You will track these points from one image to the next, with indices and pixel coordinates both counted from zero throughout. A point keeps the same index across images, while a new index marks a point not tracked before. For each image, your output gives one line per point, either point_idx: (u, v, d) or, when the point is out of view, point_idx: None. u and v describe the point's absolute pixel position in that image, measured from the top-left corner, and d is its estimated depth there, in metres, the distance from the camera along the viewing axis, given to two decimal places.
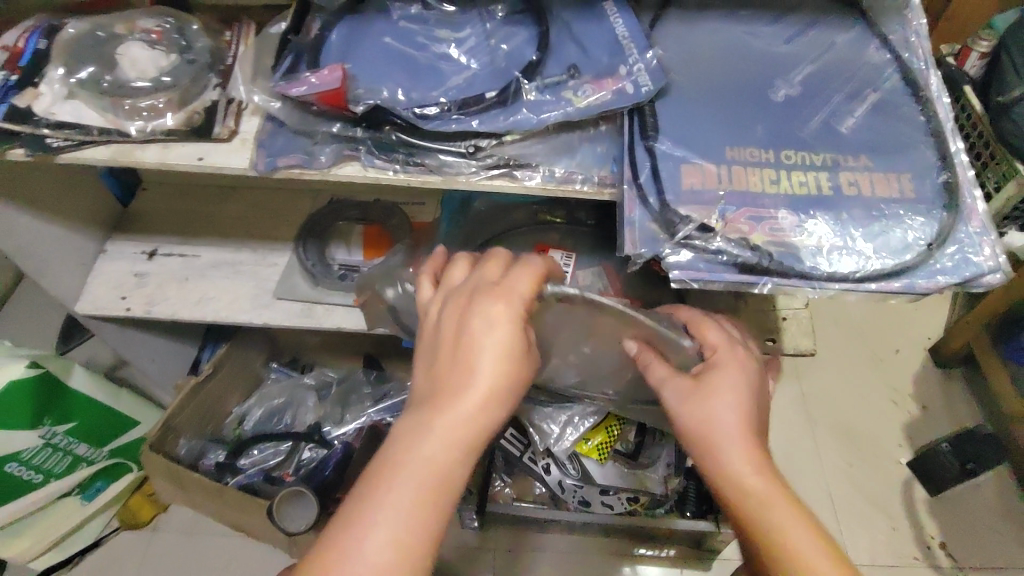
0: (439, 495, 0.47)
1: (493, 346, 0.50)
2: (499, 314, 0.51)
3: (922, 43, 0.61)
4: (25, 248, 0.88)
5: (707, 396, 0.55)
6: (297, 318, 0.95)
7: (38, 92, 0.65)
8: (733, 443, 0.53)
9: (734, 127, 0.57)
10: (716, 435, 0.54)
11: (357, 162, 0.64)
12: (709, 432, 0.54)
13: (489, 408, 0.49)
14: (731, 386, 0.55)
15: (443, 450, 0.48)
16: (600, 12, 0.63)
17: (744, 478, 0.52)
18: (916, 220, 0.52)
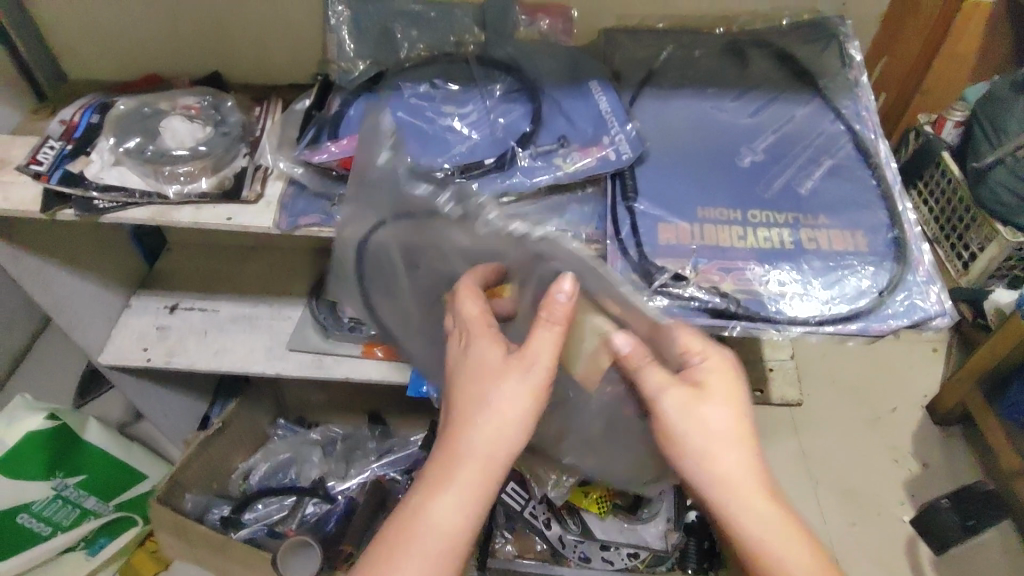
0: (450, 532, 0.53)
1: (470, 378, 0.57)
2: (472, 347, 0.59)
3: (871, 116, 0.69)
4: (62, 302, 0.96)
5: (713, 406, 0.57)
6: (307, 370, 1.01)
7: (90, 160, 0.74)
8: (736, 457, 0.55)
9: (705, 189, 0.64)
10: (721, 447, 0.55)
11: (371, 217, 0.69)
12: (713, 443, 0.55)
13: (487, 437, 0.55)
14: (731, 395, 0.57)
15: (446, 486, 0.53)
16: (585, 90, 0.72)
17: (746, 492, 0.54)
18: (868, 270, 0.58)
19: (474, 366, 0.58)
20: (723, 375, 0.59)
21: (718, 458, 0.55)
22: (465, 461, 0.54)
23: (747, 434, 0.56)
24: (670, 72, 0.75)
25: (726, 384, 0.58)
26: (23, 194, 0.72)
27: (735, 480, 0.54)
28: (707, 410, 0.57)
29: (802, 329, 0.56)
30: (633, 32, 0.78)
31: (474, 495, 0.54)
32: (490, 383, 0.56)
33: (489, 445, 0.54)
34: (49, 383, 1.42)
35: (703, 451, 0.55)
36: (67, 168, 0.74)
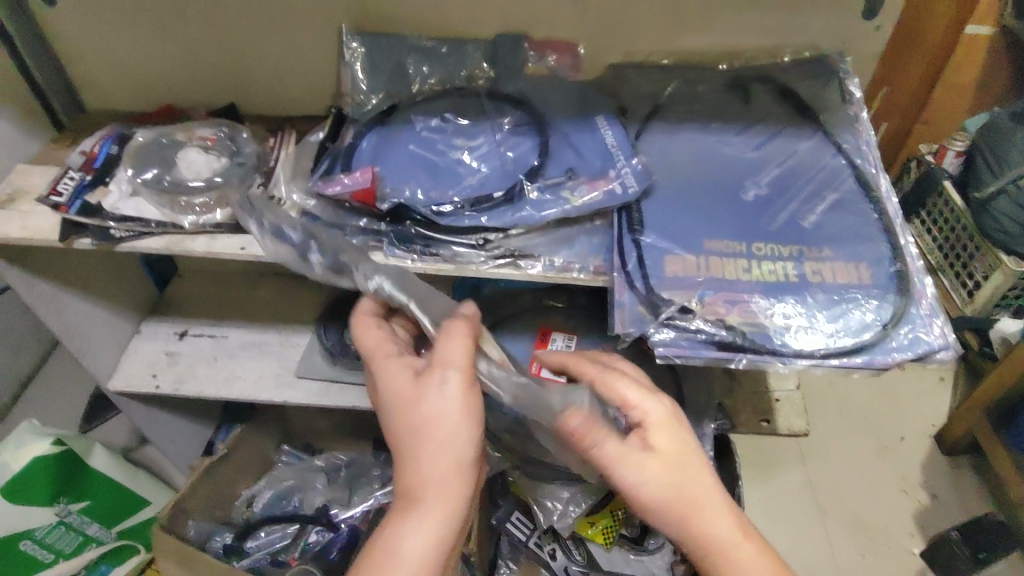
0: (427, 559, 0.55)
1: (399, 404, 0.59)
2: (391, 374, 0.61)
3: (872, 151, 0.71)
4: (73, 327, 0.96)
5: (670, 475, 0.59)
6: (315, 397, 1.02)
7: (108, 191, 0.76)
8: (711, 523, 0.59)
9: (711, 222, 0.66)
10: (692, 515, 0.59)
11: (380, 252, 0.71)
12: (683, 512, 0.59)
13: (419, 465, 0.57)
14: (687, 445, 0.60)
15: (409, 518, 0.56)
16: (591, 124, 0.74)
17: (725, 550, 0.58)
18: (872, 303, 0.59)
19: (400, 390, 0.60)
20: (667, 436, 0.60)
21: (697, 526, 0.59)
22: (417, 486, 0.57)
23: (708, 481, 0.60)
24: (674, 106, 0.76)
25: (677, 442, 0.61)
26: (42, 224, 0.74)
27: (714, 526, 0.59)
28: (664, 478, 0.59)
29: (808, 361, 0.57)
30: (640, 68, 0.80)
31: (436, 515, 0.56)
32: (418, 402, 0.58)
33: (434, 464, 0.57)
34: (56, 407, 1.42)
35: (673, 518, 0.59)
36: (86, 199, 0.75)
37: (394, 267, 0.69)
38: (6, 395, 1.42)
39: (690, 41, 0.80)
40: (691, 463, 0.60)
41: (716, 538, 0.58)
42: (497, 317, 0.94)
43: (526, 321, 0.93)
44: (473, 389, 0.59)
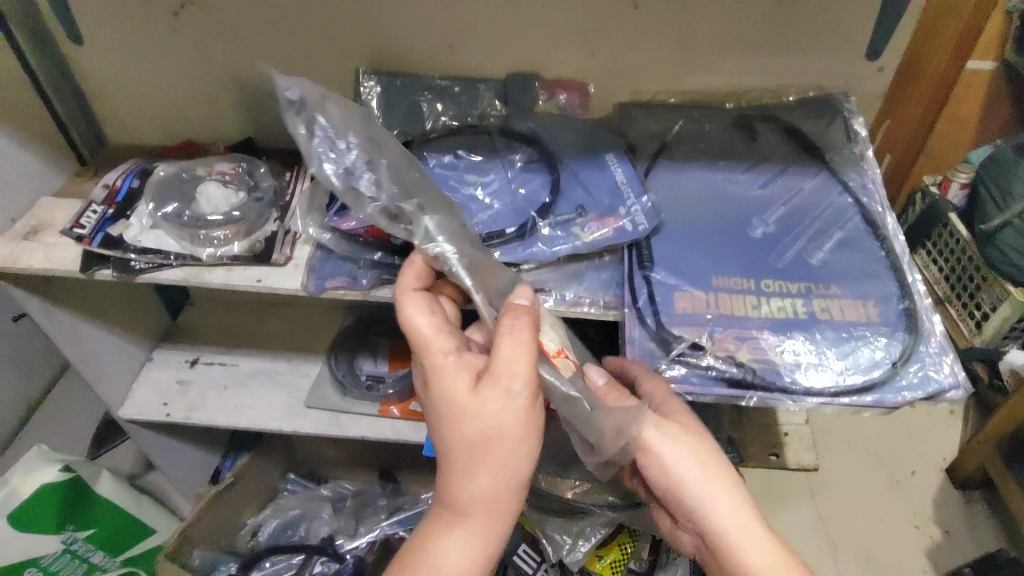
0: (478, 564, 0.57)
1: (454, 416, 0.55)
2: (446, 378, 0.56)
3: (877, 189, 0.72)
4: (88, 356, 0.97)
5: (697, 444, 0.61)
6: (325, 428, 1.03)
7: (129, 224, 0.78)
8: (732, 497, 0.59)
9: (719, 260, 0.67)
10: (715, 487, 0.59)
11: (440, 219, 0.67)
12: (709, 484, 0.59)
13: (478, 480, 0.56)
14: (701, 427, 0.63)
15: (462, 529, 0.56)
16: (592, 158, 0.76)
17: (742, 526, 0.58)
18: (881, 341, 0.60)
19: (455, 399, 0.56)
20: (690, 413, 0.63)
21: (722, 500, 0.59)
22: (470, 499, 0.56)
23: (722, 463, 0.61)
24: (682, 145, 0.78)
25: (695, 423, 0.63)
26: (65, 257, 0.76)
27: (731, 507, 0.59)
28: (692, 446, 0.60)
29: (819, 399, 0.57)
30: (648, 107, 0.82)
31: (487, 525, 0.57)
32: (477, 418, 0.55)
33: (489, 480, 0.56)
34: (64, 433, 1.43)
35: (699, 486, 0.59)
36: (108, 231, 0.77)
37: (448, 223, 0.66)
38: (15, 420, 1.42)
39: (697, 81, 0.82)
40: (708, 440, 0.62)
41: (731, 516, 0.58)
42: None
43: None
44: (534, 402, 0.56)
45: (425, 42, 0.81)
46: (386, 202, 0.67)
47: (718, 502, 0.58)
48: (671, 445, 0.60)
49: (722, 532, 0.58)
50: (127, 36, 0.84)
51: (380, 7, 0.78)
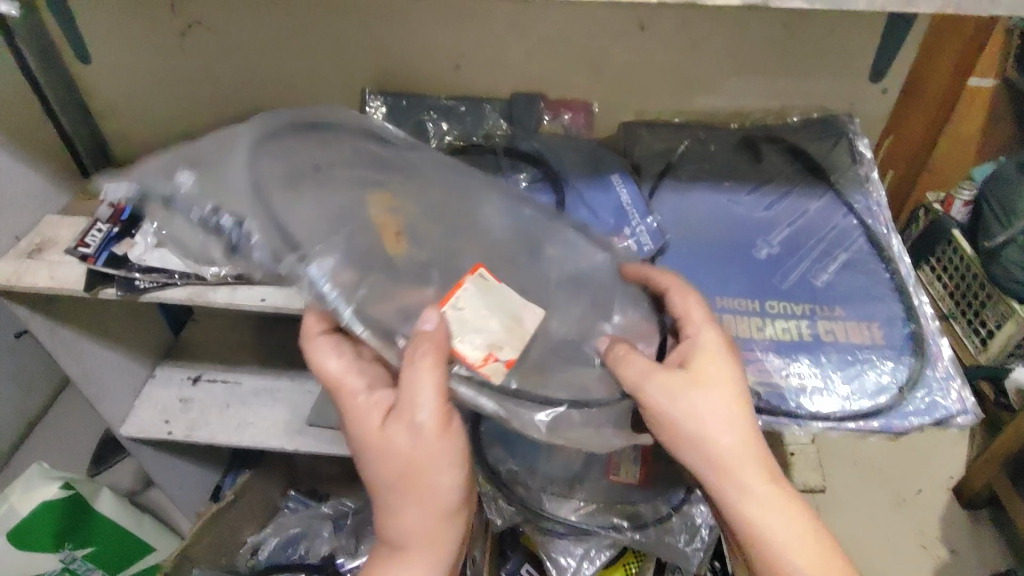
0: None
1: (376, 453, 0.58)
2: (364, 421, 0.60)
3: (882, 211, 0.72)
4: (91, 373, 0.97)
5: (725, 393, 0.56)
6: (329, 446, 1.03)
7: (134, 242, 0.77)
8: (754, 451, 0.56)
9: (723, 281, 0.67)
10: (721, 440, 0.56)
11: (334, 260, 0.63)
12: (710, 440, 0.56)
13: (410, 511, 0.58)
14: (720, 377, 0.56)
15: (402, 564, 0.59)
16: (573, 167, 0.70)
17: (757, 476, 0.56)
18: (888, 365, 0.59)
19: (376, 438, 0.58)
20: (716, 361, 0.57)
21: (742, 451, 0.56)
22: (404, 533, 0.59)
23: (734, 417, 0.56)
24: (687, 165, 0.78)
25: (716, 369, 0.57)
26: (69, 275, 0.76)
27: (734, 459, 0.56)
28: (719, 396, 0.56)
29: (825, 424, 0.56)
30: (652, 126, 0.82)
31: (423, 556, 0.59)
32: (396, 457, 0.57)
33: (415, 513, 0.58)
34: (65, 449, 1.42)
35: (723, 437, 0.56)
36: (113, 249, 0.77)
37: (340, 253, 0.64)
38: (15, 435, 1.42)
39: (702, 101, 0.82)
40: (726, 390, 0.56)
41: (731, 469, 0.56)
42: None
43: None
44: (445, 436, 0.57)
45: (431, 61, 0.82)
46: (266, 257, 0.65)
47: (724, 455, 0.56)
48: (699, 391, 0.56)
49: (730, 487, 0.56)
50: (135, 54, 0.84)
51: (387, 29, 0.79)
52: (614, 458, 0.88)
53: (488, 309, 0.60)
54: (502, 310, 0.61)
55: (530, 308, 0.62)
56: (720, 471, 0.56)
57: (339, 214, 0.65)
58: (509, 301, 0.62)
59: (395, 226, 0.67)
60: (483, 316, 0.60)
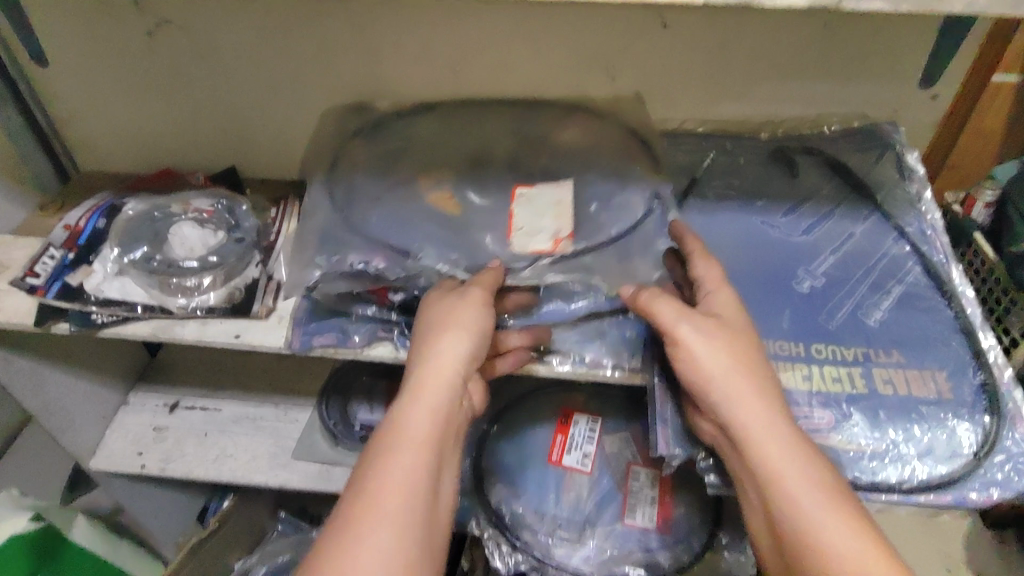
0: (416, 485, 0.49)
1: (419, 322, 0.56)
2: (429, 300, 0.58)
3: (939, 236, 0.63)
4: (53, 405, 0.88)
5: (733, 338, 0.52)
6: (314, 482, 0.94)
7: (92, 270, 0.69)
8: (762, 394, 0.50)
9: (761, 318, 0.58)
10: (749, 380, 0.50)
11: (431, 250, 0.66)
12: (741, 377, 0.50)
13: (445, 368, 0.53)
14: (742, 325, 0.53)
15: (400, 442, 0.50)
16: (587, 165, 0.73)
17: (768, 418, 0.49)
18: (960, 424, 0.51)
19: (432, 311, 0.56)
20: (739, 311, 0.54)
21: (749, 394, 0.50)
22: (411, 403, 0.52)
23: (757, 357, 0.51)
24: (714, 181, 0.72)
25: (739, 317, 0.53)
26: (17, 307, 0.66)
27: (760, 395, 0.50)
28: (729, 340, 0.51)
29: (888, 497, 0.49)
30: (674, 137, 0.76)
31: (426, 438, 0.51)
32: (434, 324, 0.55)
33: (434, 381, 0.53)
34: (36, 467, 1.33)
35: (730, 381, 0.50)
36: (67, 280, 0.68)
37: (421, 231, 0.68)
38: None
39: (729, 109, 0.74)
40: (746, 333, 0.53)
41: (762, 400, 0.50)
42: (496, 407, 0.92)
43: (546, 402, 0.92)
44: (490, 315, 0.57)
45: (427, 65, 0.73)
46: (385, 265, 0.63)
47: (748, 390, 0.50)
48: (703, 336, 0.51)
49: (752, 427, 0.49)
50: (97, 56, 0.75)
51: (379, 33, 0.70)
52: (628, 498, 0.84)
53: (536, 212, 0.68)
54: (546, 207, 0.68)
55: (565, 190, 0.69)
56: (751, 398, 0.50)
57: (402, 216, 0.70)
58: (545, 196, 0.69)
59: (448, 194, 0.72)
60: (539, 218, 0.67)
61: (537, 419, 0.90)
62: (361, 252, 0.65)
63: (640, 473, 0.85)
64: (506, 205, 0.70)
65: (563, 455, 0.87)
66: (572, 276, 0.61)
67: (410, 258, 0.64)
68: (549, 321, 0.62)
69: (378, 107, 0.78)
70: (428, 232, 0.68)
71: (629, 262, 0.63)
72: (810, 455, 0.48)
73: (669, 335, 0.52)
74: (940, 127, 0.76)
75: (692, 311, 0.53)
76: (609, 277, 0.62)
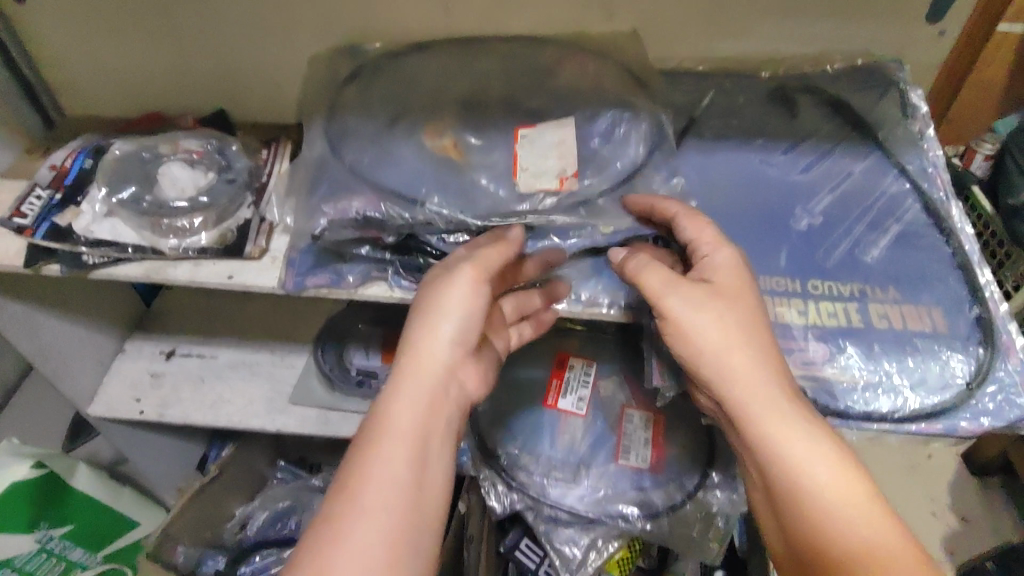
0: (403, 477, 0.50)
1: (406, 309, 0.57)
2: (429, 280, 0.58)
3: (939, 173, 0.63)
4: (48, 351, 0.88)
5: (725, 309, 0.51)
6: (312, 427, 0.95)
7: (79, 211, 0.68)
8: (758, 370, 0.49)
9: (757, 256, 0.58)
10: (740, 351, 0.50)
11: (436, 197, 0.63)
12: (732, 349, 0.50)
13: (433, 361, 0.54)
14: (738, 295, 0.51)
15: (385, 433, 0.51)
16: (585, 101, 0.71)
17: (768, 392, 0.49)
18: (953, 356, 0.51)
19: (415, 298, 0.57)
20: (737, 275, 0.52)
21: (740, 368, 0.50)
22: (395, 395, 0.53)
23: (752, 331, 0.50)
24: (712, 120, 0.70)
25: (737, 282, 0.52)
26: (6, 249, 0.66)
27: (750, 372, 0.49)
28: (718, 313, 0.51)
29: (879, 426, 0.50)
30: (672, 77, 0.74)
31: (412, 420, 0.52)
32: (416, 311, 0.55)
33: (416, 372, 0.54)
34: (35, 417, 1.34)
35: (718, 357, 0.50)
36: (55, 221, 0.67)
37: (416, 167, 0.66)
38: None
39: (729, 46, 0.72)
40: (746, 301, 0.51)
41: (751, 380, 0.49)
42: None
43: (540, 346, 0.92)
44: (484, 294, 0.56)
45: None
46: (396, 212, 0.61)
47: (742, 363, 0.50)
48: (689, 306, 0.51)
49: (750, 401, 0.49)
50: None
51: None
52: (622, 440, 0.85)
53: (539, 155, 0.66)
54: (549, 147, 0.66)
55: (568, 130, 0.67)
56: (744, 376, 0.50)
57: (393, 154, 0.68)
58: (549, 137, 0.67)
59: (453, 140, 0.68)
60: (544, 159, 0.65)
61: (535, 360, 0.91)
62: (364, 199, 0.62)
63: (634, 417, 0.87)
64: (505, 149, 0.67)
65: (558, 398, 0.87)
66: (573, 224, 0.61)
67: (418, 205, 0.62)
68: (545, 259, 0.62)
69: (369, 46, 0.76)
70: (424, 170, 0.66)
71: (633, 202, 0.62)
72: (812, 428, 0.48)
73: (654, 305, 0.53)
74: (945, 69, 0.74)
75: (681, 279, 0.52)
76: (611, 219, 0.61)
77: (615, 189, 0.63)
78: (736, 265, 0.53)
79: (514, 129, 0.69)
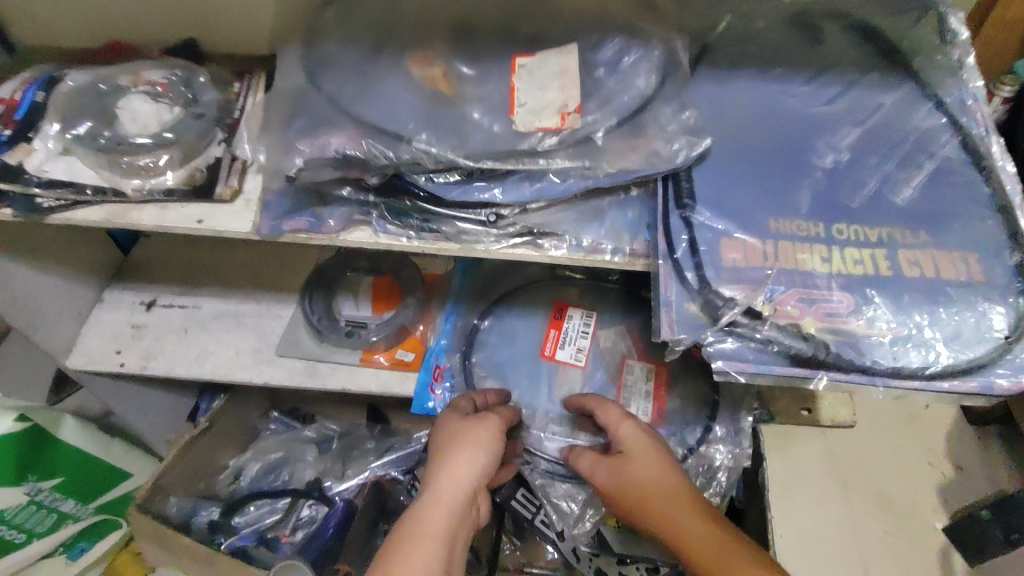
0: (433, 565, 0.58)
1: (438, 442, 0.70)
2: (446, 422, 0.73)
3: (980, 106, 0.57)
4: (19, 300, 0.82)
5: (638, 462, 0.68)
6: (299, 379, 0.90)
7: (31, 148, 0.62)
8: (671, 501, 0.63)
9: (777, 197, 0.53)
10: (656, 492, 0.65)
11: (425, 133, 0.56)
12: (651, 493, 0.65)
13: (463, 476, 0.66)
14: (646, 453, 0.68)
15: (420, 528, 0.60)
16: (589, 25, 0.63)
17: (686, 519, 0.62)
18: (992, 308, 0.47)
19: (445, 431, 0.71)
20: (640, 438, 0.70)
21: (660, 498, 0.64)
22: (432, 500, 0.63)
23: (667, 477, 0.66)
24: (728, 47, 0.63)
25: (641, 445, 0.69)
26: None
27: (671, 507, 0.63)
28: (630, 465, 0.68)
29: (908, 384, 0.46)
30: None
31: (442, 521, 0.61)
32: (454, 442, 0.69)
33: (451, 485, 0.65)
34: None
35: (641, 497, 0.65)
36: (3, 159, 0.61)
37: (403, 98, 0.60)
38: None
39: None
40: (652, 455, 0.68)
41: (670, 512, 0.63)
42: (488, 300, 0.93)
43: (539, 294, 0.91)
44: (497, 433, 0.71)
45: None
46: (378, 149, 0.55)
47: (660, 498, 0.64)
48: (609, 469, 0.69)
49: (675, 533, 0.62)
50: None
51: None
52: (623, 392, 0.85)
53: (538, 86, 0.59)
54: (549, 79, 0.59)
55: (570, 58, 0.60)
56: (664, 509, 0.63)
57: (374, 83, 0.61)
58: (548, 67, 0.60)
59: (441, 69, 0.61)
60: (543, 91, 0.59)
61: (535, 309, 0.90)
62: (342, 136, 0.56)
63: (636, 367, 0.86)
64: (500, 81, 0.61)
65: (556, 349, 0.87)
66: (574, 165, 0.56)
67: (403, 141, 0.55)
68: (543, 200, 0.57)
69: None
70: (408, 102, 0.59)
71: (640, 137, 0.56)
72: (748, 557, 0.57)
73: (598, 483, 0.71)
74: None
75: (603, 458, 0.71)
76: (617, 156, 0.56)
77: (622, 123, 0.57)
78: (636, 432, 0.71)
79: (509, 57, 0.62)
